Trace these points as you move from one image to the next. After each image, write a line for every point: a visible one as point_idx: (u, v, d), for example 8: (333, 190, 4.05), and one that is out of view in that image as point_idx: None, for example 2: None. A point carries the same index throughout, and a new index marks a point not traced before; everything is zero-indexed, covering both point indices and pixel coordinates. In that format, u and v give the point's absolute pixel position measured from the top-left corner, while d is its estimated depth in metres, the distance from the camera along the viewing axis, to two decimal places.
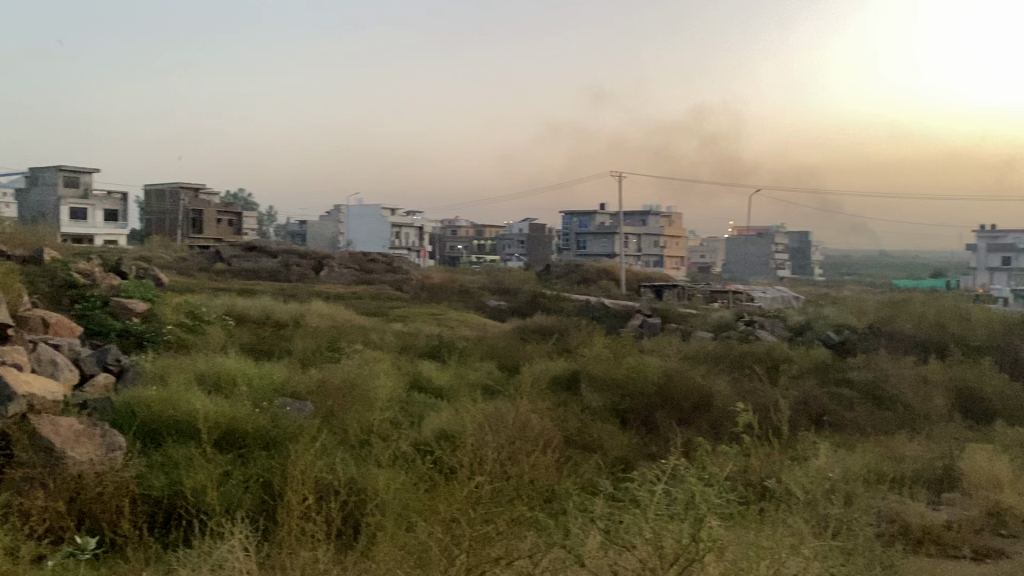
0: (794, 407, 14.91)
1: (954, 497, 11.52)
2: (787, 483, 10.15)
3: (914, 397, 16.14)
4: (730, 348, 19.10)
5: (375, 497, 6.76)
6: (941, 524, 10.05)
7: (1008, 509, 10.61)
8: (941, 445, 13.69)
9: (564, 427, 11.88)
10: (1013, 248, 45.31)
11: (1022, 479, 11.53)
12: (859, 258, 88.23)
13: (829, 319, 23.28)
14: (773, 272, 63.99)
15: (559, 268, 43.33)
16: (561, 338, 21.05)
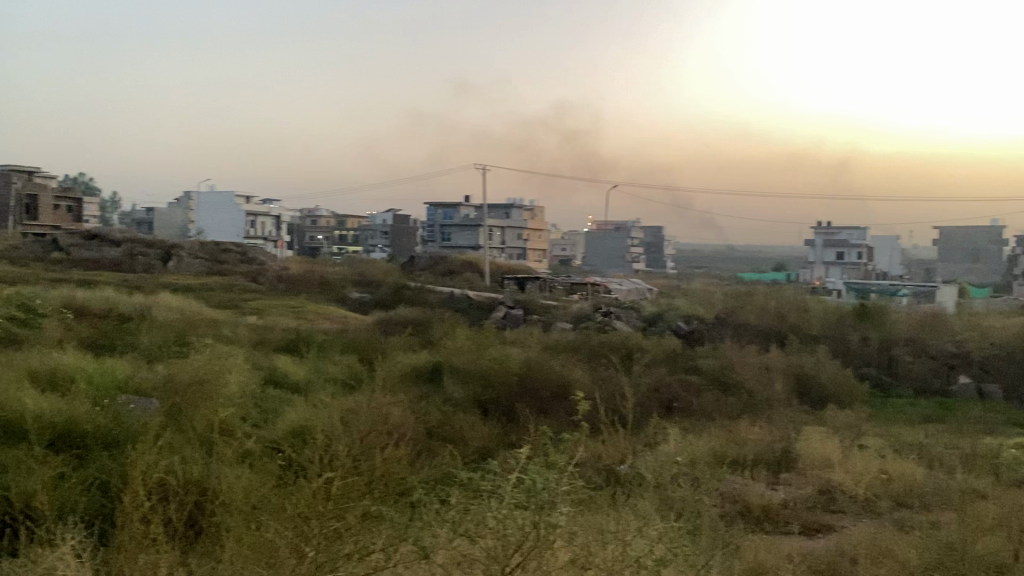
0: (647, 395, 15.49)
1: (790, 477, 12.30)
2: (639, 469, 10.52)
3: (756, 383, 17.11)
4: (588, 338, 19.61)
5: (222, 496, 6.51)
6: (778, 502, 10.72)
7: (837, 487, 11.44)
8: (779, 429, 14.60)
9: (424, 419, 11.84)
10: (846, 244, 48.80)
11: (849, 459, 12.47)
12: (709, 251, 92.56)
13: (680, 310, 24.30)
14: (630, 265, 66.15)
15: (422, 260, 43.15)
16: (422, 330, 20.98)
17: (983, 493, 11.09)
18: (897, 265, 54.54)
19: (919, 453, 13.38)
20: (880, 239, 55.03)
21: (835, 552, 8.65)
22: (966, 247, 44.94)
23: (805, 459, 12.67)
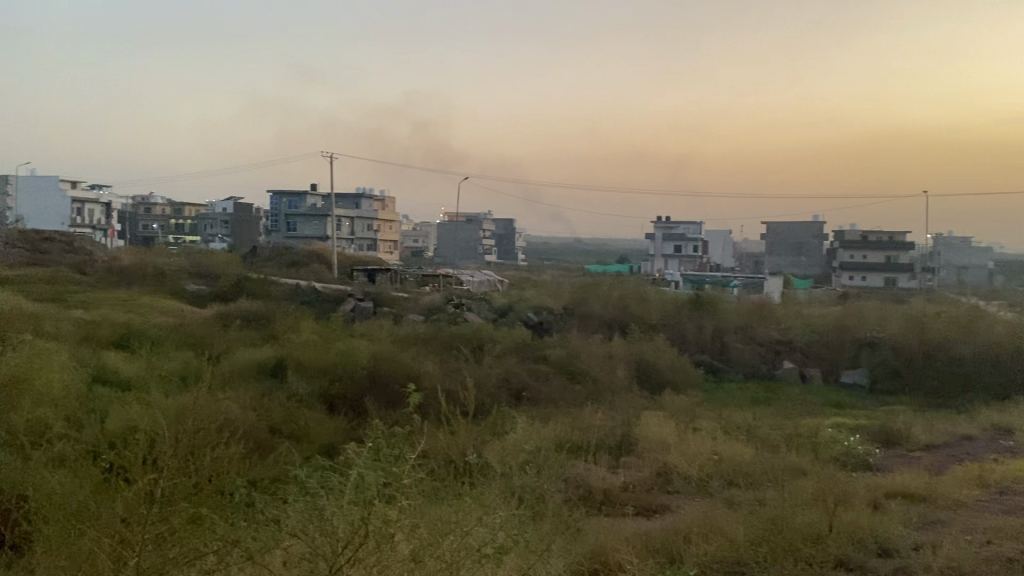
0: (496, 385, 15.68)
1: (630, 460, 12.78)
2: (487, 459, 10.62)
3: (600, 371, 17.65)
4: (437, 330, 19.59)
5: (36, 505, 6.03)
6: (618, 486, 11.12)
7: (673, 469, 12.01)
8: (621, 414, 15.15)
9: (268, 417, 11.44)
10: (684, 238, 51.26)
11: (683, 441, 13.12)
12: (556, 244, 94.73)
13: (529, 301, 24.72)
14: (480, 257, 66.66)
15: (267, 251, 41.71)
16: (267, 324, 20.29)
17: (802, 470, 11.94)
18: (730, 258, 57.77)
19: (748, 434, 14.23)
20: (714, 233, 58.12)
21: (670, 531, 9.06)
22: (790, 241, 48.12)
23: (645, 443, 13.19)
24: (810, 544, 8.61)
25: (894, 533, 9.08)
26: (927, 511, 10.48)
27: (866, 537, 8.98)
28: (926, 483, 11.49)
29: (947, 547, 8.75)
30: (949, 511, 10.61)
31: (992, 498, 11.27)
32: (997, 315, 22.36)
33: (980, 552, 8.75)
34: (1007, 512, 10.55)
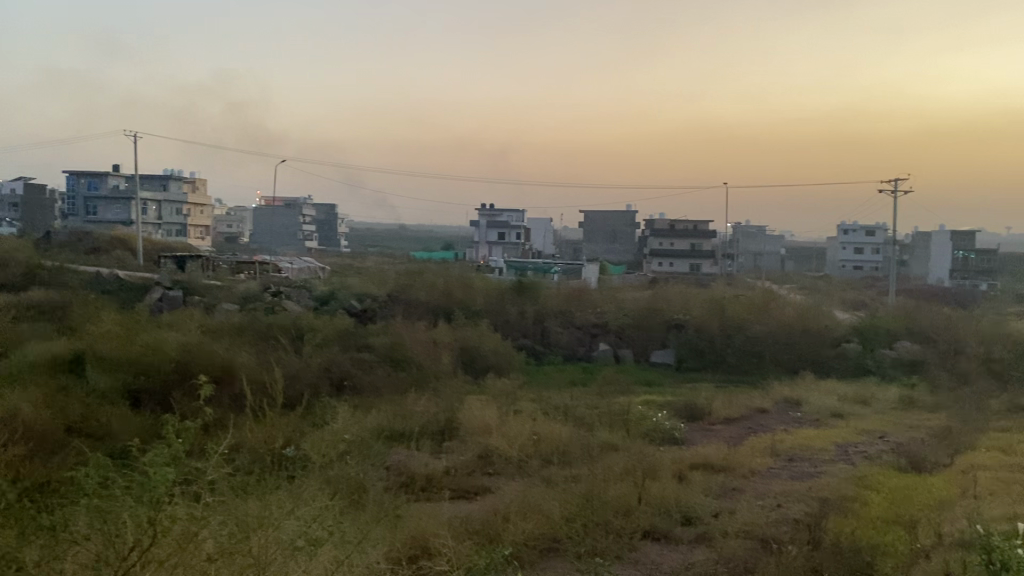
0: (316, 375, 15.29)
1: (452, 445, 12.87)
2: (305, 450, 10.35)
3: (423, 357, 17.62)
4: (255, 319, 18.81)
5: None
6: (441, 471, 11.17)
7: (494, 451, 12.22)
8: (444, 400, 15.21)
9: (63, 415, 10.55)
10: (507, 226, 52.04)
11: (504, 423, 13.37)
12: (380, 231, 93.56)
13: (351, 288, 24.23)
14: (300, 244, 64.71)
15: (61, 236, 38.38)
16: (62, 316, 18.67)
17: (616, 446, 12.49)
18: (551, 246, 59.36)
19: (565, 414, 14.70)
20: (536, 222, 59.49)
21: (489, 513, 9.21)
22: (606, 229, 50.06)
23: (466, 427, 13.32)
24: (621, 517, 9.02)
25: (697, 502, 9.69)
26: (727, 480, 11.26)
27: (672, 507, 9.52)
28: (726, 455, 12.34)
29: (742, 513, 9.45)
30: (745, 479, 11.47)
31: (783, 465, 12.29)
32: (789, 298, 24.35)
33: (771, 515, 9.51)
34: (795, 478, 11.54)
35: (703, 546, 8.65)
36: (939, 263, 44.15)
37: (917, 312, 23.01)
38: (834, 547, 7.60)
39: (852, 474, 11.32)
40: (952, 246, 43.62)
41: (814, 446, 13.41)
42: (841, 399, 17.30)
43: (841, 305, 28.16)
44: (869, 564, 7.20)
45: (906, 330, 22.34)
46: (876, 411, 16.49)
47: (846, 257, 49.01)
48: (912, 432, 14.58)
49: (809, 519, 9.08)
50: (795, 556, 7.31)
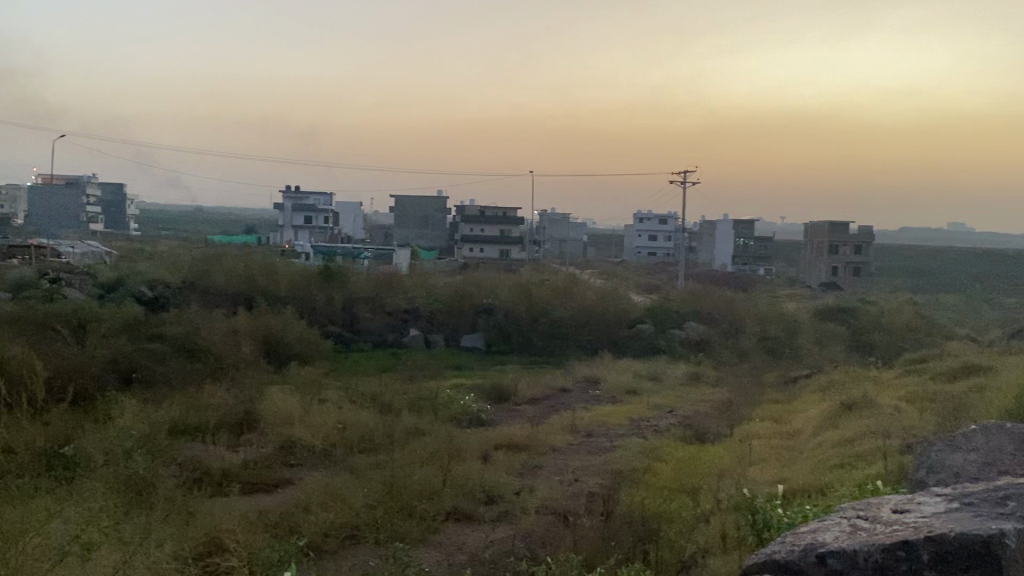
0: (101, 368, 14.19)
1: (251, 438, 12.39)
2: (86, 448, 9.58)
3: (222, 346, 16.78)
4: (28, 308, 17.09)
5: None
6: (238, 464, 10.72)
7: (297, 441, 11.87)
8: (244, 391, 14.57)
9: None
10: (314, 209, 50.52)
11: (308, 412, 13.03)
12: (176, 212, 88.13)
13: (142, 273, 22.59)
14: (84, 226, 59.63)
15: None
16: None
17: (422, 431, 12.53)
18: (360, 230, 58.38)
19: (372, 401, 14.55)
20: (344, 206, 58.31)
21: (289, 504, 8.96)
22: (416, 214, 49.88)
23: (267, 417, 12.86)
24: (425, 500, 9.05)
25: (500, 481, 9.91)
26: (529, 458, 11.59)
27: (475, 487, 9.68)
28: (529, 433, 12.70)
29: (542, 490, 9.78)
30: (547, 456, 11.87)
31: (581, 441, 12.83)
32: (590, 282, 25.42)
33: (570, 490, 9.90)
34: (592, 453, 12.09)
35: (504, 523, 8.85)
36: (723, 251, 47.71)
37: (704, 294, 24.76)
38: (625, 516, 8.02)
39: (645, 447, 12.02)
40: (734, 234, 47.32)
41: (610, 422, 14.11)
42: (635, 377, 18.31)
43: (637, 289, 29.77)
44: (657, 529, 7.67)
45: (694, 311, 23.99)
46: (667, 387, 17.59)
47: (642, 244, 51.84)
48: (698, 405, 15.70)
49: (604, 491, 9.54)
50: (590, 527, 7.65)
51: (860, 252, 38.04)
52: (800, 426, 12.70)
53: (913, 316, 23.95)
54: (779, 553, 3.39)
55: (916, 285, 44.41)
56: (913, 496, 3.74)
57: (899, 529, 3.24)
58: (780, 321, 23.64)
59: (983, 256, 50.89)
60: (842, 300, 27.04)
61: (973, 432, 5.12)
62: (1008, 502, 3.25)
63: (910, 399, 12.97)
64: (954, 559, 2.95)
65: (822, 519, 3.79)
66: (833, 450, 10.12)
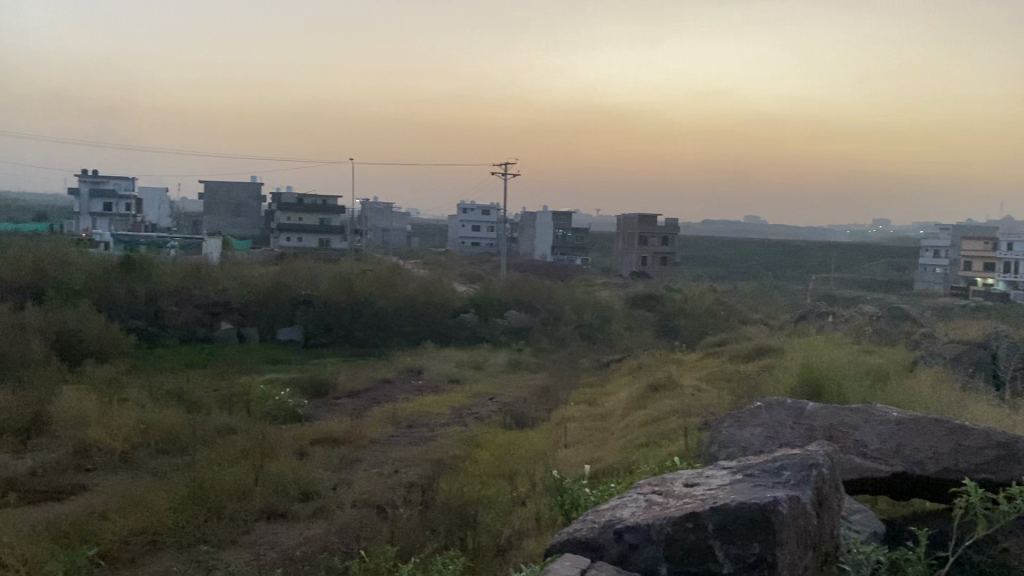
0: None
1: (40, 442, 11.37)
2: None
3: (4, 345, 15.21)
4: None
5: None
6: (24, 472, 9.80)
7: (93, 444, 11.01)
8: (32, 391, 13.29)
9: None
10: (114, 195, 46.90)
11: (107, 413, 12.11)
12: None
13: None
14: None
15: None
16: None
17: (234, 429, 11.99)
18: (166, 217, 55.00)
19: (180, 400, 13.73)
20: (149, 191, 54.72)
21: (83, 511, 8.31)
22: (229, 202, 47.59)
23: (59, 419, 11.83)
24: (235, 500, 8.67)
25: (316, 477, 9.65)
26: (348, 452, 11.36)
27: (290, 484, 9.37)
28: (349, 427, 12.46)
29: (361, 483, 9.63)
30: (367, 449, 11.70)
31: (402, 432, 12.75)
32: (412, 271, 25.31)
33: (388, 482, 9.81)
34: (413, 443, 12.03)
35: (321, 519, 8.63)
36: (542, 242, 48.98)
37: (524, 283, 25.27)
38: (443, 504, 8.04)
39: (465, 435, 12.11)
40: (553, 225, 48.72)
41: (432, 412, 14.10)
42: (457, 365, 18.43)
43: (459, 279, 29.92)
44: (474, 516, 7.74)
45: (514, 300, 24.43)
46: (488, 375, 17.80)
47: (464, 234, 52.34)
48: (517, 392, 16.00)
49: (424, 482, 9.52)
50: (407, 518, 7.61)
51: (668, 243, 40.24)
52: (612, 408, 13.24)
53: (714, 302, 25.62)
54: (581, 531, 3.50)
55: (716, 274, 47.62)
56: (703, 471, 3.97)
57: (688, 502, 3.42)
58: (594, 309, 24.59)
59: (773, 247, 55.36)
60: (652, 288, 28.48)
61: (758, 409, 5.50)
62: (784, 472, 3.51)
63: (710, 379, 13.86)
64: (735, 529, 3.15)
65: (623, 495, 3.96)
66: (641, 430, 10.62)
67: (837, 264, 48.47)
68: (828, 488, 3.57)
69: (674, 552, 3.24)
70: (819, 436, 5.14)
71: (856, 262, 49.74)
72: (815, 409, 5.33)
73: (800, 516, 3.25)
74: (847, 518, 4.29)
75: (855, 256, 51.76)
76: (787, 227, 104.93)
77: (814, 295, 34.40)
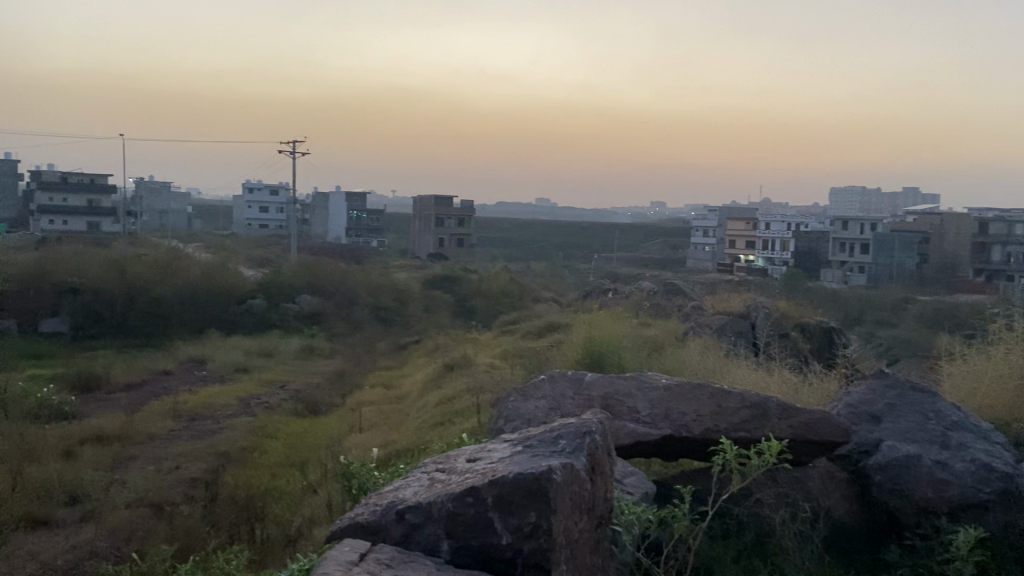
0: None
1: None
2: None
3: None
4: None
5: None
6: None
7: None
8: None
9: None
10: None
11: None
12: None
13: None
14: None
15: None
16: None
17: None
18: None
19: None
20: None
21: None
22: None
23: None
24: None
25: (85, 479, 8.88)
26: (122, 450, 10.55)
27: (55, 488, 8.57)
28: (122, 424, 11.54)
29: (137, 482, 8.97)
30: (143, 446, 10.90)
31: (184, 425, 12.03)
32: (195, 256, 23.88)
33: (168, 479, 9.21)
34: (195, 437, 11.36)
35: (90, 523, 7.95)
36: (335, 223, 47.98)
37: (316, 268, 24.60)
38: (228, 498, 7.65)
39: (253, 425, 11.59)
40: (347, 207, 47.83)
41: (217, 403, 13.38)
42: (246, 354, 17.64)
43: (246, 262, 28.60)
44: (262, 508, 7.42)
45: (307, 284, 23.71)
46: (278, 362, 17.16)
47: (253, 216, 50.21)
48: (310, 379, 15.55)
49: (208, 476, 9.02)
50: (187, 515, 7.16)
51: (463, 225, 40.72)
52: (407, 390, 13.20)
53: (507, 283, 26.26)
54: (363, 515, 3.44)
55: (509, 255, 48.85)
56: (485, 445, 4.03)
57: (469, 477, 3.44)
58: (389, 291, 24.43)
59: (562, 228, 57.63)
60: (446, 269, 28.73)
61: (542, 382, 5.67)
62: (560, 441, 3.62)
63: (503, 356, 14.19)
64: (512, 500, 3.18)
65: (407, 474, 3.93)
66: (436, 410, 10.67)
67: (621, 246, 51.31)
68: (601, 454, 3.71)
69: (455, 528, 3.24)
70: (597, 404, 5.39)
71: (637, 243, 52.96)
72: (593, 380, 5.57)
73: (573, 482, 3.34)
74: (622, 481, 4.51)
75: (636, 236, 55.05)
76: (574, 210, 109.65)
77: (598, 273, 36.18)
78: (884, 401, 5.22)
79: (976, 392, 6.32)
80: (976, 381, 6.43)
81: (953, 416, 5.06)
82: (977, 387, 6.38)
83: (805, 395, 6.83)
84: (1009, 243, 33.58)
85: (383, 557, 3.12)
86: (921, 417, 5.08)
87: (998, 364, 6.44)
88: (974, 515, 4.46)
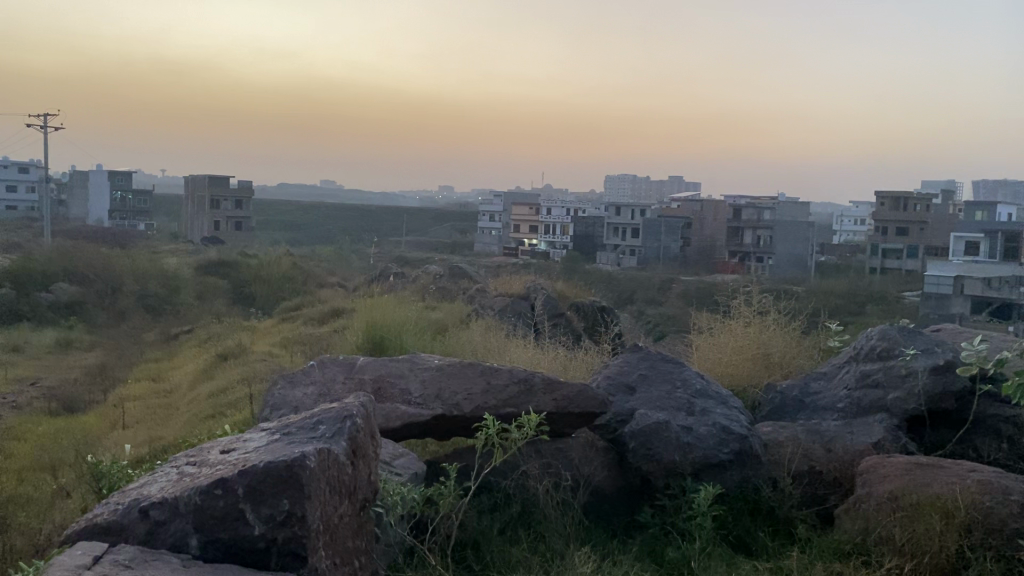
0: None
1: None
2: None
3: None
4: None
5: None
6: None
7: None
8: None
9: None
10: None
11: None
12: None
13: None
14: None
15: None
16: None
17: None
18: None
19: None
20: None
21: None
22: None
23: None
24: None
25: None
26: None
27: None
28: None
29: None
30: None
31: None
32: None
33: None
34: None
35: None
36: (96, 204, 44.24)
37: (74, 255, 22.58)
38: None
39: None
40: (109, 187, 44.20)
41: None
42: None
43: None
44: (3, 519, 6.69)
45: (63, 272, 21.68)
46: (29, 357, 15.62)
47: None
48: (66, 374, 14.26)
49: None
50: None
51: (240, 207, 38.91)
52: (177, 383, 12.47)
53: (289, 268, 25.43)
54: (102, 515, 3.22)
55: (292, 238, 47.38)
56: (243, 434, 3.87)
57: (219, 468, 3.29)
58: (159, 278, 22.91)
59: (347, 211, 56.63)
60: (222, 254, 27.33)
61: (311, 368, 5.55)
62: (320, 426, 3.55)
63: (282, 343, 13.74)
64: (263, 490, 3.08)
65: (155, 471, 3.69)
66: (207, 403, 10.15)
67: (407, 230, 51.22)
68: (363, 437, 3.67)
69: (202, 521, 3.10)
70: (368, 386, 5.35)
71: (423, 228, 53.24)
72: (364, 363, 5.54)
73: (330, 467, 3.28)
74: (390, 464, 4.52)
75: (422, 221, 55.20)
76: (362, 197, 108.27)
77: (384, 258, 35.91)
78: (638, 373, 5.61)
79: (720, 360, 6.92)
80: (719, 351, 7.03)
81: (697, 384, 5.51)
82: (721, 356, 6.99)
83: (569, 372, 7.17)
84: (759, 228, 37.68)
85: (121, 558, 2.93)
86: (670, 386, 5.49)
87: (739, 336, 7.09)
88: (714, 474, 4.87)
